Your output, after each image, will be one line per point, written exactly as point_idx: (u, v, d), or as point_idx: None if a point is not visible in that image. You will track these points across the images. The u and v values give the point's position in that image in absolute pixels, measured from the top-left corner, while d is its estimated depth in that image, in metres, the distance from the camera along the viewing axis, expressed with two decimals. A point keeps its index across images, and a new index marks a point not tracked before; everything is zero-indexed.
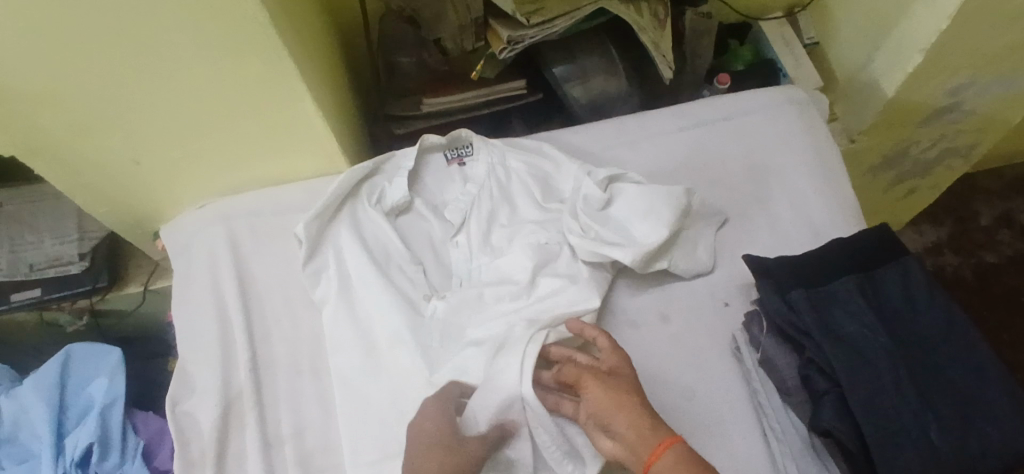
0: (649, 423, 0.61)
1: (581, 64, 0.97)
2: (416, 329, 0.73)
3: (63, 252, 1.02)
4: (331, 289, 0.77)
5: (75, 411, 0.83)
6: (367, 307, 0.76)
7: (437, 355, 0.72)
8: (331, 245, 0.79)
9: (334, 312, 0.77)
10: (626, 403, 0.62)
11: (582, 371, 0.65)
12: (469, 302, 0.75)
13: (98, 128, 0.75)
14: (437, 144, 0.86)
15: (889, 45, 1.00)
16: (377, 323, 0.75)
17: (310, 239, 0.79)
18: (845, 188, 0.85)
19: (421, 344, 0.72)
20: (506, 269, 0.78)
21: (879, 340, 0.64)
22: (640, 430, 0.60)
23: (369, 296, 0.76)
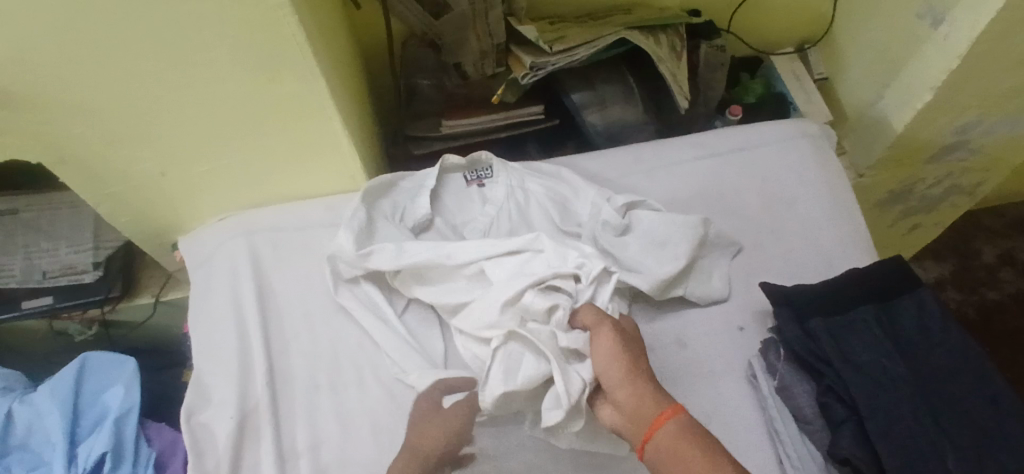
0: (654, 393, 0.64)
1: (600, 93, 0.99)
2: (482, 243, 0.78)
3: (78, 260, 1.03)
4: (383, 267, 0.78)
5: (89, 419, 0.83)
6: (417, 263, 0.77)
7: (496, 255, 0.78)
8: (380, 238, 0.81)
9: (394, 254, 0.78)
10: (633, 368, 0.65)
11: (601, 319, 0.70)
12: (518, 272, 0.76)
13: (127, 139, 0.76)
14: (457, 165, 0.87)
15: (898, 82, 1.02)
16: (437, 248, 0.78)
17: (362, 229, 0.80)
18: (857, 220, 0.87)
19: (483, 251, 0.77)
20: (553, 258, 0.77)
21: (896, 369, 0.65)
22: (641, 398, 0.63)
23: (417, 260, 0.77)
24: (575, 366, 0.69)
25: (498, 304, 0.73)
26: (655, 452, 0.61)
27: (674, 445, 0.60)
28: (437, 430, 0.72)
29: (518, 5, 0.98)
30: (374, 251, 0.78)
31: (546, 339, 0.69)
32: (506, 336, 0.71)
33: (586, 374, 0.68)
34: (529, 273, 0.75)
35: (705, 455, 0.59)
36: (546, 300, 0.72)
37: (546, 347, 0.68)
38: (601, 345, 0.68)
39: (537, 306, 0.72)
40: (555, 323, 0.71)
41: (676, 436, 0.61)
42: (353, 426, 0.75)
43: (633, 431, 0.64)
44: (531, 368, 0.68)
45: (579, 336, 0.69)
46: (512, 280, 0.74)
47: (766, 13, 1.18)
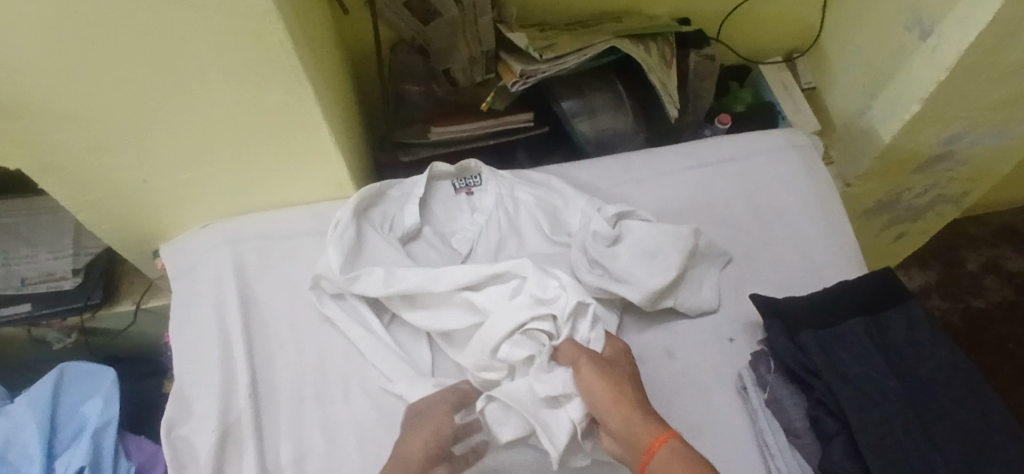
0: (643, 419, 0.65)
1: (590, 101, 0.99)
2: (468, 268, 0.76)
3: (57, 267, 1.01)
4: (372, 292, 0.76)
5: (67, 431, 0.81)
6: (403, 289, 0.76)
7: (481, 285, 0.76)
8: (368, 258, 0.79)
9: (380, 274, 0.77)
10: (619, 396, 0.66)
11: (579, 353, 0.70)
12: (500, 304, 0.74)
13: (110, 146, 0.75)
14: (446, 172, 0.86)
15: (886, 93, 1.03)
16: (419, 278, 0.76)
17: (350, 248, 0.78)
18: (846, 230, 0.87)
19: (469, 278, 0.75)
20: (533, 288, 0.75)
21: (887, 382, 0.65)
22: (632, 426, 0.65)
23: (402, 285, 0.76)
24: (562, 410, 0.69)
25: (488, 348, 0.72)
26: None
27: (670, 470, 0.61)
28: (416, 447, 0.67)
29: (508, 12, 0.97)
30: (356, 276, 0.77)
31: (523, 394, 0.69)
32: (488, 394, 0.71)
33: (575, 414, 0.68)
34: (512, 306, 0.73)
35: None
36: (523, 348, 0.71)
37: (523, 402, 0.68)
38: (584, 379, 0.68)
39: (517, 355, 0.71)
40: (533, 373, 0.70)
41: (671, 460, 0.62)
42: (338, 439, 0.73)
43: (631, 458, 0.65)
44: (512, 422, 0.70)
45: (560, 379, 0.69)
46: (501, 314, 0.73)
47: (756, 22, 1.18)
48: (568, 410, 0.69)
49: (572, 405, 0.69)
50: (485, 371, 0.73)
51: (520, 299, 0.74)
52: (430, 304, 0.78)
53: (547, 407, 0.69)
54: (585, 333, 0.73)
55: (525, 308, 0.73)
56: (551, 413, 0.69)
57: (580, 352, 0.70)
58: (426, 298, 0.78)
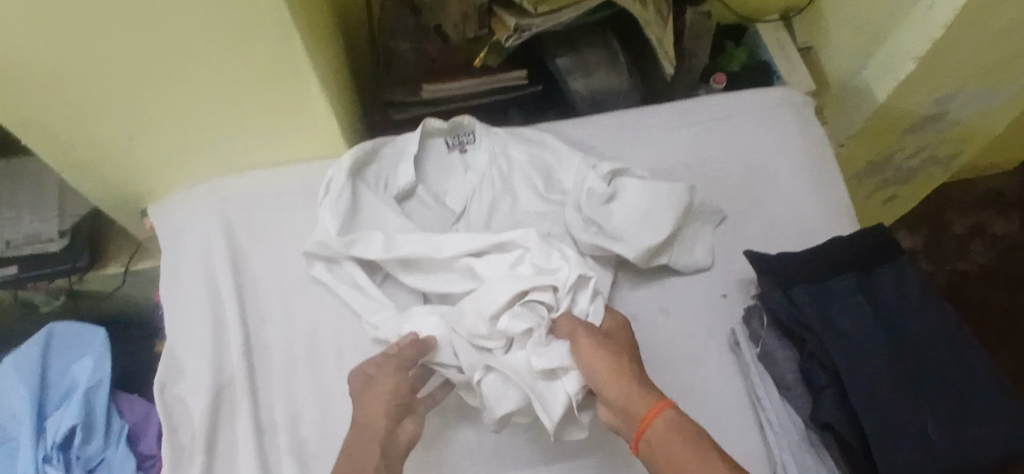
0: (641, 390, 0.64)
1: (584, 59, 0.96)
2: (471, 234, 0.76)
3: (42, 229, 0.99)
4: (370, 256, 0.76)
5: (57, 391, 0.77)
6: (404, 254, 0.75)
7: (483, 252, 0.76)
8: (369, 219, 0.79)
9: (381, 239, 0.76)
10: (617, 369, 0.65)
11: (577, 326, 0.69)
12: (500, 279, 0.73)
13: (94, 100, 0.73)
14: (438, 129, 0.85)
15: (881, 53, 1.02)
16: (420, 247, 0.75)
17: (347, 208, 0.78)
18: (839, 187, 0.87)
19: (471, 245, 0.75)
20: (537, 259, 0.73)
21: (877, 335, 0.65)
22: (629, 398, 0.63)
23: (403, 250, 0.75)
24: (559, 383, 0.68)
25: (486, 316, 0.71)
26: (650, 448, 0.62)
27: (667, 441, 0.61)
28: (378, 411, 0.65)
29: None
30: (352, 241, 0.76)
31: (521, 366, 0.68)
32: (486, 366, 0.70)
33: (571, 387, 0.68)
34: (514, 276, 0.73)
35: (697, 447, 0.59)
36: (523, 321, 0.70)
37: (520, 373, 0.68)
38: (582, 352, 0.67)
39: (516, 328, 0.70)
40: (531, 345, 0.69)
41: (669, 431, 0.61)
42: (331, 399, 0.74)
43: (627, 428, 0.64)
44: (511, 395, 0.69)
45: (558, 353, 0.68)
46: (503, 284, 0.72)
47: None
48: (565, 383, 0.68)
49: (569, 378, 0.68)
50: (482, 342, 0.71)
51: (521, 268, 0.74)
52: (430, 270, 0.77)
53: (544, 379, 0.68)
54: (583, 306, 0.72)
55: (526, 277, 0.72)
56: (549, 387, 0.68)
57: (578, 328, 0.69)
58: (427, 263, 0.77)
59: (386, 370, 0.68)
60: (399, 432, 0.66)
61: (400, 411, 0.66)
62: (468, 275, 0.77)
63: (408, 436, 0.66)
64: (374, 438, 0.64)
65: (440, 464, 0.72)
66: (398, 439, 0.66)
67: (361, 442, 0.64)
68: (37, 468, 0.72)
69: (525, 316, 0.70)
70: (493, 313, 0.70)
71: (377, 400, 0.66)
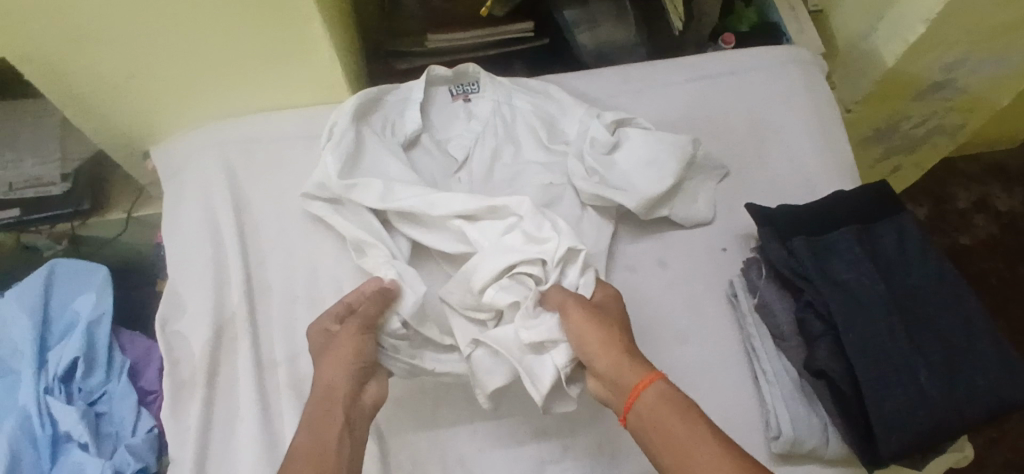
0: (631, 361, 0.65)
1: (591, 10, 0.96)
2: (465, 197, 0.75)
3: (44, 173, 0.99)
4: (367, 202, 0.75)
5: (59, 326, 0.78)
6: (399, 207, 0.75)
7: (477, 216, 0.75)
8: (369, 165, 0.79)
9: (379, 187, 0.75)
10: (607, 340, 0.66)
11: (567, 297, 0.69)
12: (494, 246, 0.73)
13: (91, 36, 0.72)
14: (442, 77, 0.85)
15: (890, 17, 1.01)
16: (410, 207, 0.75)
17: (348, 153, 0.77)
18: (844, 145, 0.86)
19: (463, 208, 0.74)
20: (530, 227, 0.73)
21: (874, 285, 0.66)
22: (619, 368, 0.65)
23: (402, 201, 0.75)
24: (547, 355, 0.69)
25: (475, 291, 0.71)
26: (638, 419, 0.63)
27: (656, 410, 0.62)
28: (340, 377, 0.64)
29: None
30: (351, 186, 0.76)
31: (510, 340, 0.69)
32: (475, 341, 0.71)
33: (560, 360, 0.68)
34: (507, 243, 0.72)
35: (686, 416, 0.61)
36: (511, 293, 0.70)
37: (508, 347, 0.68)
38: (572, 324, 0.68)
39: (504, 300, 0.70)
40: (519, 319, 0.69)
41: (659, 401, 0.62)
42: None
43: (617, 400, 0.66)
44: (500, 370, 0.69)
45: (546, 325, 0.68)
46: (494, 253, 0.72)
47: None
48: (554, 355, 0.68)
49: (557, 350, 0.69)
50: (473, 311, 0.73)
51: (512, 237, 0.73)
52: (428, 225, 0.77)
53: (533, 353, 0.69)
54: (573, 279, 0.72)
55: (516, 247, 0.72)
56: (536, 359, 0.68)
57: (569, 302, 0.69)
58: (423, 219, 0.77)
59: (344, 333, 0.67)
60: (362, 397, 0.65)
61: (363, 374, 0.66)
62: (459, 239, 0.77)
63: (373, 397, 0.66)
64: (337, 403, 0.63)
65: (438, 406, 0.73)
66: (363, 402, 0.65)
67: (323, 407, 0.63)
68: (39, 398, 0.72)
69: (514, 288, 0.70)
70: (481, 285, 0.70)
71: (338, 365, 0.65)
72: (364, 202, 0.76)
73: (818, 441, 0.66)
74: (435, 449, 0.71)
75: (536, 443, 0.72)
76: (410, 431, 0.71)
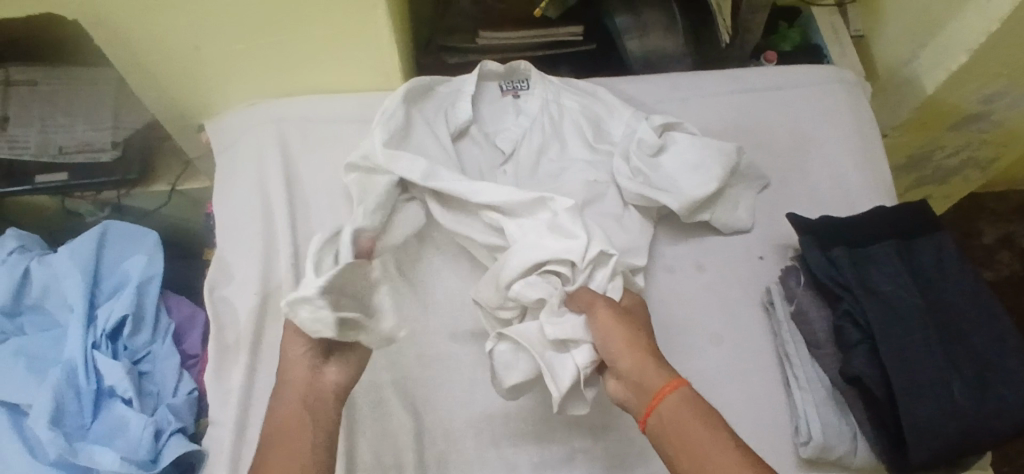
0: (656, 364, 0.64)
1: (642, 19, 0.98)
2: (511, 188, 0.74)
3: (95, 139, 1.03)
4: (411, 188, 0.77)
5: (109, 285, 0.80)
6: (442, 187, 0.75)
7: (516, 210, 0.75)
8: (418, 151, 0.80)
9: (423, 166, 0.76)
10: (634, 342, 0.65)
11: (596, 298, 0.69)
12: (530, 242, 0.72)
13: (162, 8, 0.74)
14: (495, 72, 0.87)
15: (934, 46, 1.03)
16: (451, 187, 0.75)
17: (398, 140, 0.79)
18: (883, 165, 0.87)
19: (501, 197, 0.74)
20: (564, 222, 0.73)
21: (912, 296, 0.67)
22: (644, 371, 0.64)
23: (441, 184, 0.75)
24: (568, 355, 0.68)
25: (502, 287, 0.71)
26: (659, 424, 0.62)
27: (677, 416, 0.61)
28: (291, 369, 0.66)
29: None
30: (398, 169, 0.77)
31: (533, 335, 0.68)
32: (499, 334, 0.70)
33: (582, 359, 0.67)
34: (539, 237, 0.72)
35: (708, 424, 0.60)
36: (537, 290, 0.70)
37: (531, 342, 0.67)
38: (599, 323, 0.67)
39: (528, 296, 0.70)
40: (545, 315, 0.68)
41: (681, 406, 0.61)
42: None
43: (637, 402, 0.64)
44: (521, 366, 0.69)
45: (571, 324, 0.68)
46: (528, 249, 0.71)
47: None
48: (575, 355, 0.67)
49: (579, 350, 0.68)
50: (497, 309, 0.73)
51: (544, 235, 0.73)
52: (466, 216, 0.78)
53: (554, 350, 0.68)
54: (601, 282, 0.72)
55: (549, 243, 0.72)
56: (558, 357, 0.68)
57: (595, 302, 0.68)
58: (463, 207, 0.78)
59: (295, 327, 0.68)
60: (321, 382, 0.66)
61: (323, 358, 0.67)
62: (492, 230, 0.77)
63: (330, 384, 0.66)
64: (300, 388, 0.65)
65: (474, 387, 0.74)
66: (320, 386, 0.65)
67: (281, 401, 0.64)
68: (86, 352, 0.74)
69: (542, 285, 0.70)
70: (509, 279, 0.71)
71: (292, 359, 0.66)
72: (407, 177, 0.76)
73: (846, 449, 0.67)
74: (468, 429, 0.72)
75: (567, 432, 0.73)
76: (445, 410, 0.73)
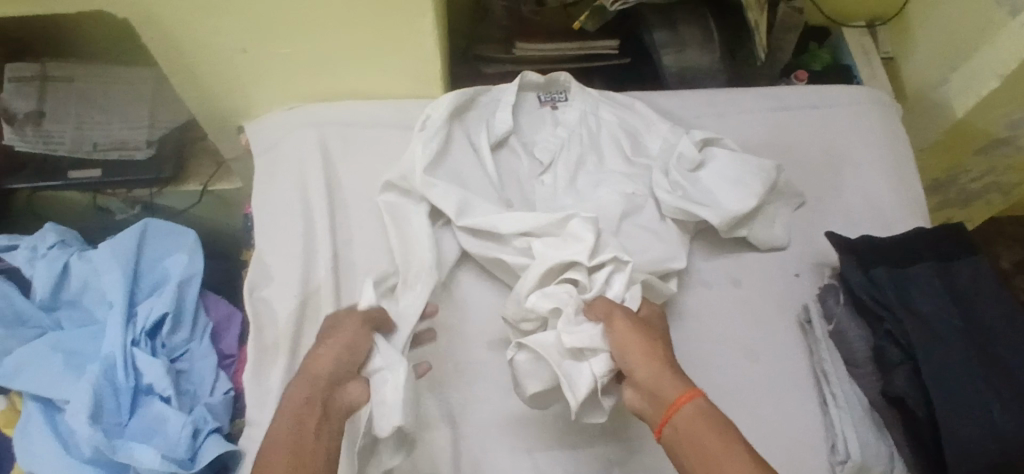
0: (672, 374, 0.62)
1: (680, 35, 0.99)
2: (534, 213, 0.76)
3: (131, 137, 1.04)
4: (452, 196, 0.77)
5: (149, 282, 0.81)
6: (474, 222, 0.77)
7: (545, 233, 0.76)
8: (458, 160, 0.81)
9: (458, 195, 0.77)
10: (650, 350, 0.63)
11: (613, 307, 0.67)
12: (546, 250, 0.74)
13: (216, 9, 0.74)
14: (534, 83, 0.88)
15: (965, 70, 1.04)
16: (480, 223, 0.76)
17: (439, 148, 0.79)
18: (917, 186, 0.88)
19: (528, 225, 0.75)
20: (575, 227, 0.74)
21: (951, 319, 0.67)
22: (660, 379, 0.61)
23: (475, 216, 0.77)
24: (586, 363, 0.67)
25: (523, 301, 0.72)
26: (674, 434, 0.59)
27: (692, 425, 0.58)
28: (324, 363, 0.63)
29: None
30: (431, 186, 0.77)
31: (551, 344, 0.68)
32: (518, 344, 0.70)
33: (599, 369, 0.66)
34: (556, 246, 0.74)
35: (724, 436, 0.56)
36: (553, 300, 0.70)
37: (549, 351, 0.67)
38: (615, 333, 0.66)
39: (544, 306, 0.70)
40: (562, 324, 0.68)
41: (697, 416, 0.58)
42: None
43: (652, 412, 0.61)
44: (541, 374, 0.69)
45: (589, 333, 0.67)
46: (544, 258, 0.73)
47: None
48: (592, 364, 0.67)
49: (597, 360, 0.67)
50: (520, 321, 0.73)
51: (562, 245, 0.74)
52: (496, 240, 0.78)
53: (572, 359, 0.68)
54: (618, 291, 0.72)
55: (564, 251, 0.73)
56: (575, 367, 0.67)
57: (611, 313, 0.67)
58: (491, 233, 0.78)
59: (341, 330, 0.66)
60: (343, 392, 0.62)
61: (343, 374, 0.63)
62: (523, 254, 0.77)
63: (350, 399, 0.62)
64: (315, 399, 0.60)
65: (508, 395, 0.74)
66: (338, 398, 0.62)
67: (299, 394, 0.61)
68: (126, 350, 0.75)
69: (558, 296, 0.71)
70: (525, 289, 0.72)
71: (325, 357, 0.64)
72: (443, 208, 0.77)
73: (884, 468, 0.67)
74: (503, 438, 0.72)
75: (603, 445, 0.73)
76: (481, 418, 0.73)
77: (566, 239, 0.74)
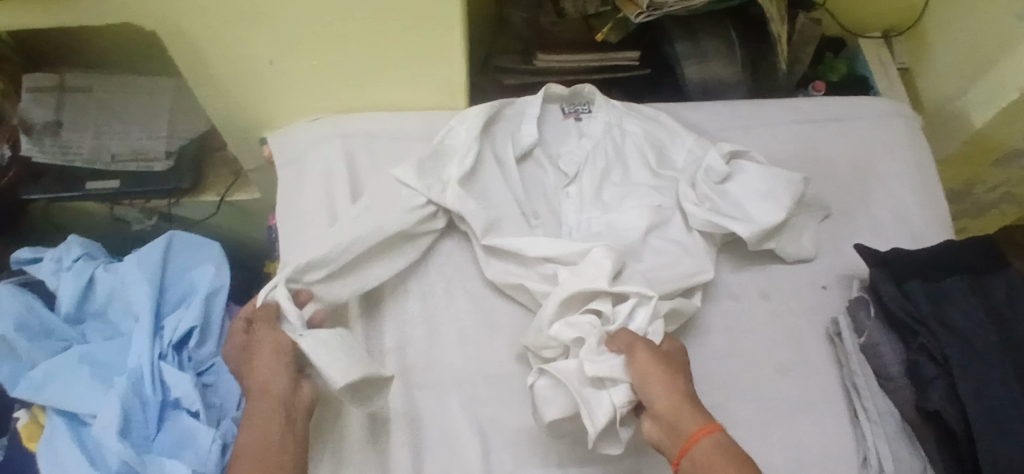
0: (691, 408, 0.63)
1: (702, 46, 0.99)
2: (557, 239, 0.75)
3: (149, 147, 1.03)
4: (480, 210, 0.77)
5: (175, 294, 0.82)
6: (499, 246, 0.77)
7: (570, 261, 0.75)
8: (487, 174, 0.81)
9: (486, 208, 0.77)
10: (671, 383, 0.64)
11: (636, 339, 0.67)
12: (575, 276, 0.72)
13: (251, 23, 0.74)
14: (559, 95, 0.87)
15: (985, 82, 1.05)
16: (506, 247, 0.76)
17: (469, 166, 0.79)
18: (941, 199, 0.88)
19: (552, 251, 0.75)
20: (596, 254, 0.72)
21: (988, 335, 0.67)
22: (679, 412, 0.63)
23: (502, 240, 0.77)
24: (606, 392, 0.66)
25: (544, 326, 0.71)
26: (692, 466, 0.61)
27: (710, 461, 0.60)
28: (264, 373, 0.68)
29: None
30: (461, 201, 0.77)
31: (571, 370, 0.66)
32: (540, 369, 0.69)
33: (619, 398, 0.65)
34: (580, 276, 0.72)
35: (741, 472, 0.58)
36: (576, 329, 0.69)
37: (570, 378, 0.66)
38: (638, 364, 0.65)
39: (567, 335, 0.69)
40: (584, 353, 0.67)
41: (715, 452, 0.60)
42: (441, 334, 0.77)
43: (669, 444, 0.63)
44: (558, 402, 0.66)
45: (610, 362, 0.66)
46: (570, 285, 0.71)
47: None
48: (612, 393, 0.66)
49: (617, 389, 0.66)
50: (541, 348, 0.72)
51: (584, 272, 0.72)
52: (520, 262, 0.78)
53: (592, 386, 0.66)
54: (641, 325, 0.70)
55: (588, 282, 0.71)
56: (595, 394, 0.66)
57: (630, 344, 0.67)
58: (515, 256, 0.78)
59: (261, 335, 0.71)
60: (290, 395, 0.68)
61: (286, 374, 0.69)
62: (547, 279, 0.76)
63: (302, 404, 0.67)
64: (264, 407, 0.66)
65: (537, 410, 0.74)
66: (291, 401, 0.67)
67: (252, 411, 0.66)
68: (154, 363, 0.76)
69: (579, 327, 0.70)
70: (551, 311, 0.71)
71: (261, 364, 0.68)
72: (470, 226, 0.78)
73: None
74: (533, 455, 0.71)
75: (637, 459, 0.72)
76: (512, 433, 0.72)
77: (583, 267, 0.72)
